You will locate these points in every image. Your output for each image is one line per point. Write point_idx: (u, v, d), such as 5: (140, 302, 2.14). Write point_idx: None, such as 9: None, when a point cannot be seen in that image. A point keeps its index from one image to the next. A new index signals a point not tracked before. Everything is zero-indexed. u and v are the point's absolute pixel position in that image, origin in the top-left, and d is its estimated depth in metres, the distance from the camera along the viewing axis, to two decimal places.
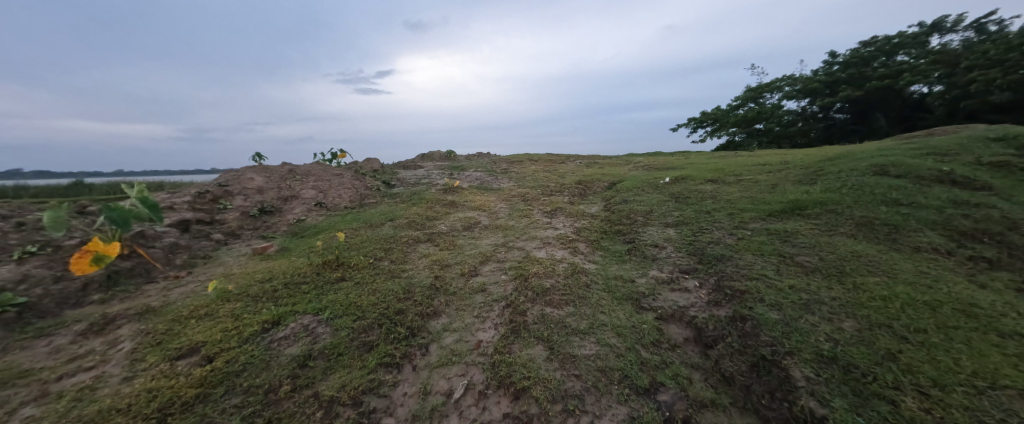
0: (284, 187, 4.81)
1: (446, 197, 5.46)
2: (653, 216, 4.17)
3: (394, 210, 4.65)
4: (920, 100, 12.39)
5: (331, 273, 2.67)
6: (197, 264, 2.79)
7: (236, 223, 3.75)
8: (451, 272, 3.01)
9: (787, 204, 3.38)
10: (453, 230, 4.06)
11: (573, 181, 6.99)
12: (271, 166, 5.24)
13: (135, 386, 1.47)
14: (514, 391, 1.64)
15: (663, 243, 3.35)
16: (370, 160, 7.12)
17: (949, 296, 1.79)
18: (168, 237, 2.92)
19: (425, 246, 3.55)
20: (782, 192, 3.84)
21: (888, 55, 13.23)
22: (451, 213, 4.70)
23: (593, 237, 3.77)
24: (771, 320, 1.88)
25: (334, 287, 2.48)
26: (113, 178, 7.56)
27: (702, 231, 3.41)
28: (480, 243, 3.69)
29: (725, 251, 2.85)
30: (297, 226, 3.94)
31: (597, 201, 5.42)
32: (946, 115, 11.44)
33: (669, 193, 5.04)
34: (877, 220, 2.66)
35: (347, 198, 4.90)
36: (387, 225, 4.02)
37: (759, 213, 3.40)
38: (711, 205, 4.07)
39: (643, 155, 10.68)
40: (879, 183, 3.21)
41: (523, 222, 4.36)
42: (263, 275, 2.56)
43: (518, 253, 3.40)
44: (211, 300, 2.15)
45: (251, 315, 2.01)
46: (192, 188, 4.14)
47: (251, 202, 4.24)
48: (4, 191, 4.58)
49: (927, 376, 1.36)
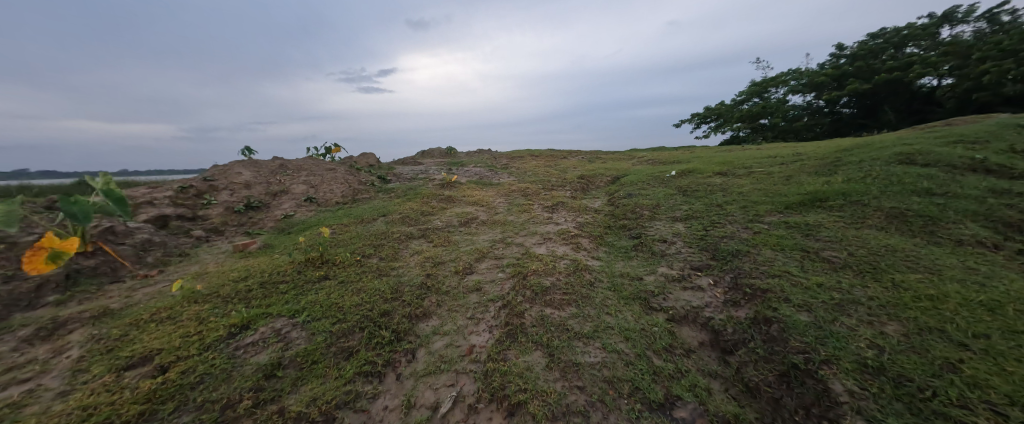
0: (273, 182, 4.61)
1: (443, 192, 5.26)
2: (660, 210, 3.95)
3: (388, 205, 4.45)
4: (930, 93, 12.07)
5: (314, 272, 2.47)
6: (171, 263, 2.60)
7: (220, 219, 3.56)
8: (445, 270, 2.81)
9: (806, 196, 3.15)
10: (448, 226, 3.85)
11: (574, 175, 6.76)
12: (261, 160, 5.05)
13: (69, 403, 1.27)
14: (508, 406, 1.43)
15: (672, 238, 3.13)
16: (366, 155, 6.92)
17: (1008, 295, 1.55)
18: (141, 233, 2.72)
19: (417, 243, 3.34)
20: (798, 184, 3.60)
21: (897, 47, 12.82)
22: (447, 208, 4.49)
23: (596, 233, 3.55)
24: (801, 322, 1.66)
25: (315, 287, 2.29)
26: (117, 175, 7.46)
27: (714, 225, 3.18)
28: (476, 240, 3.49)
29: (741, 247, 2.62)
30: (284, 222, 3.74)
31: (600, 196, 5.20)
32: (957, 108, 11.12)
33: (676, 187, 4.82)
34: (910, 212, 2.42)
35: (339, 193, 4.69)
36: (379, 221, 3.81)
37: (775, 206, 3.17)
38: (721, 199, 3.85)
39: (646, 150, 10.45)
40: (907, 172, 2.96)
41: (522, 217, 4.16)
42: (239, 274, 2.36)
43: (517, 249, 3.18)
44: (176, 302, 1.95)
45: (217, 318, 1.80)
46: (175, 183, 3.95)
47: (238, 197, 4.05)
48: (7, 191, 4.42)
49: (1001, 392, 1.14)
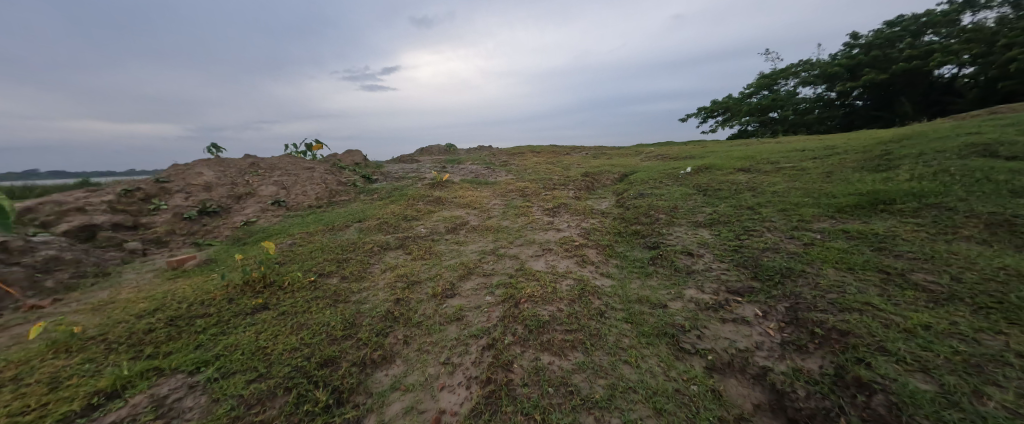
0: (239, 184, 4.11)
1: (431, 193, 4.73)
2: (678, 213, 3.39)
3: (367, 208, 3.93)
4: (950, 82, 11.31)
5: (250, 299, 1.95)
6: (77, 288, 2.09)
7: (165, 227, 3.06)
8: (420, 292, 2.28)
9: (862, 198, 2.59)
10: (433, 234, 3.33)
11: (578, 173, 6.20)
12: (230, 158, 4.55)
13: None
14: None
15: (698, 249, 2.58)
16: (352, 152, 6.40)
17: None
18: (46, 250, 2.22)
19: (393, 256, 2.82)
20: (846, 182, 3.03)
21: (914, 36, 12.02)
22: (434, 212, 3.96)
23: (605, 241, 3.01)
24: (927, 395, 1.10)
25: (244, 322, 1.77)
26: (117, 174, 7.23)
27: (748, 233, 2.63)
28: (464, 250, 2.96)
29: (792, 264, 2.07)
30: (243, 230, 3.23)
31: (607, 196, 4.64)
32: (979, 99, 10.37)
33: (693, 185, 4.26)
34: (1021, 219, 1.85)
35: (313, 195, 4.18)
36: (352, 228, 3.30)
37: (824, 211, 2.62)
38: (751, 200, 3.28)
39: (653, 145, 9.86)
40: (995, 167, 2.38)
41: (519, 222, 3.62)
42: (149, 304, 1.84)
43: (511, 264, 2.65)
44: (38, 352, 1.43)
45: (79, 381, 1.29)
46: (120, 185, 3.45)
47: (193, 200, 3.54)
48: None
49: None
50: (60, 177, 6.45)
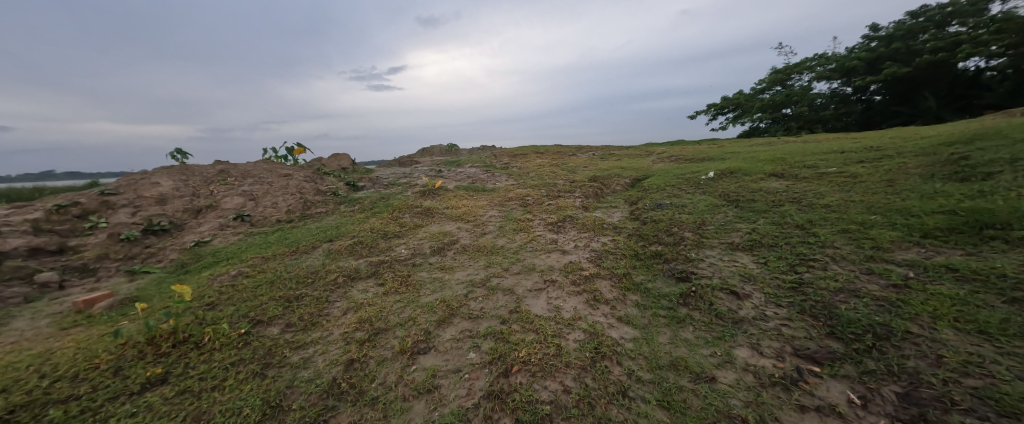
0: (201, 196, 3.64)
1: (420, 203, 4.20)
2: (707, 231, 2.82)
3: (343, 223, 3.43)
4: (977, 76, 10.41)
5: (141, 370, 1.43)
6: None
7: (95, 250, 2.58)
8: (384, 344, 1.76)
9: (958, 219, 2.00)
10: (415, 256, 2.81)
11: (585, 177, 5.63)
12: (194, 166, 4.09)
13: None
14: None
15: (743, 285, 2.02)
16: (340, 156, 5.93)
17: None
18: None
19: (360, 288, 2.31)
20: (921, 196, 2.44)
21: (938, 27, 11.09)
22: (420, 227, 3.44)
23: (621, 269, 2.46)
24: None
25: (114, 411, 1.24)
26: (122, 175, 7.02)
27: (806, 264, 2.06)
28: (450, 280, 2.44)
29: (888, 318, 1.50)
30: (190, 253, 2.74)
31: (620, 206, 4.08)
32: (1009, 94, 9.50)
33: (719, 194, 3.69)
34: None
35: (285, 208, 3.68)
36: (319, 251, 2.79)
37: (905, 235, 2.04)
38: (798, 216, 2.70)
39: (665, 145, 9.22)
40: None
41: (518, 240, 3.08)
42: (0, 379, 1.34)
43: (504, 302, 2.11)
44: None
45: None
46: (56, 200, 3.00)
47: (139, 216, 3.08)
48: None
49: None
50: (60, 178, 6.30)
